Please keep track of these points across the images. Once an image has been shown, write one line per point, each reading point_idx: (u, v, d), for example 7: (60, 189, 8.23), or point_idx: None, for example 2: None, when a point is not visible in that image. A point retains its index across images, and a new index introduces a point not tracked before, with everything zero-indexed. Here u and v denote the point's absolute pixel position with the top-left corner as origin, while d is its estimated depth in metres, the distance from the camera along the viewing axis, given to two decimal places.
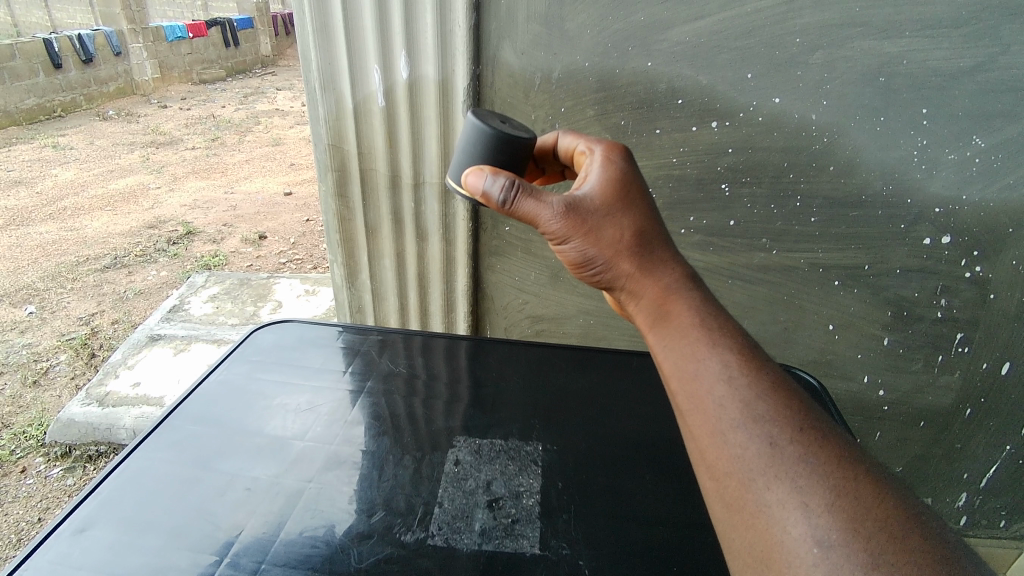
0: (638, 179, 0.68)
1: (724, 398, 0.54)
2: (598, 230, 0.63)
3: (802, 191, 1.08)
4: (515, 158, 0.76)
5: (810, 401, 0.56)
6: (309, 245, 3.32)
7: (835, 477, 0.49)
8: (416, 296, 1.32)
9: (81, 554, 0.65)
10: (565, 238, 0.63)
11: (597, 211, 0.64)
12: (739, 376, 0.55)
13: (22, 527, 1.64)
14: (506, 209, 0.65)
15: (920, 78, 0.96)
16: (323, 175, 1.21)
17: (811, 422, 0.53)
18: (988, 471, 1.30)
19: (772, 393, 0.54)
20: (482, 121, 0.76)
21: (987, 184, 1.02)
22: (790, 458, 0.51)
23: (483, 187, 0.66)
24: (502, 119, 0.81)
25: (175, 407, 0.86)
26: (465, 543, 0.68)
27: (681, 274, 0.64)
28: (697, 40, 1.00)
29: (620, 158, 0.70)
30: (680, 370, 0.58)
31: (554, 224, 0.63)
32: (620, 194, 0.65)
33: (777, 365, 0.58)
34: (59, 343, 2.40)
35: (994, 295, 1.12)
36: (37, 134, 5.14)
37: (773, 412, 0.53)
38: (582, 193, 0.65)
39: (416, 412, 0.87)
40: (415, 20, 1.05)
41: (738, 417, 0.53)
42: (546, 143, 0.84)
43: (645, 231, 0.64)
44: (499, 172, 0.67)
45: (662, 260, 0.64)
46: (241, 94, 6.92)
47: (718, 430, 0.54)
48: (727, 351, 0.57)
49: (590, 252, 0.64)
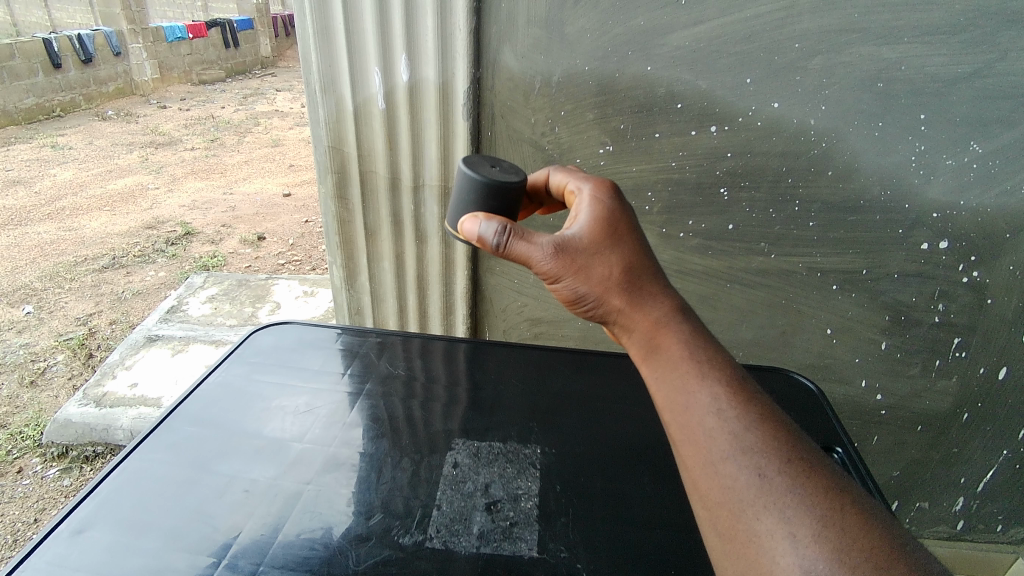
0: (628, 215, 0.67)
1: (714, 430, 0.55)
2: (587, 267, 0.62)
3: (800, 195, 1.08)
4: (506, 202, 0.75)
5: (799, 432, 0.57)
6: (308, 247, 3.31)
7: (822, 508, 0.49)
8: (415, 299, 1.32)
9: (79, 556, 0.65)
10: (556, 277, 0.62)
11: (586, 249, 0.63)
12: (729, 408, 0.56)
13: (19, 528, 1.63)
14: (499, 252, 0.63)
15: (919, 84, 0.96)
16: (323, 177, 1.21)
17: (799, 452, 0.54)
18: (986, 475, 1.30)
19: (761, 423, 0.55)
20: (473, 168, 0.76)
21: (985, 189, 1.02)
22: (778, 488, 0.51)
23: (477, 231, 0.64)
24: (492, 162, 0.81)
25: (174, 408, 0.86)
26: (463, 545, 0.68)
27: (672, 306, 0.63)
28: (697, 44, 1.00)
29: (608, 197, 0.69)
30: (672, 403, 0.58)
31: (546, 264, 0.61)
32: (609, 231, 0.64)
33: (766, 396, 0.58)
34: (57, 343, 2.39)
35: (992, 300, 1.12)
36: (36, 134, 5.13)
37: (761, 443, 0.54)
38: (571, 230, 0.64)
39: (415, 414, 0.87)
40: (415, 22, 1.05)
41: (729, 448, 0.54)
42: (538, 179, 0.82)
43: (636, 266, 0.63)
44: (492, 215, 0.65)
45: (651, 293, 0.63)
46: (241, 94, 6.92)
47: (710, 460, 0.54)
48: (716, 383, 0.57)
49: (581, 290, 0.62)
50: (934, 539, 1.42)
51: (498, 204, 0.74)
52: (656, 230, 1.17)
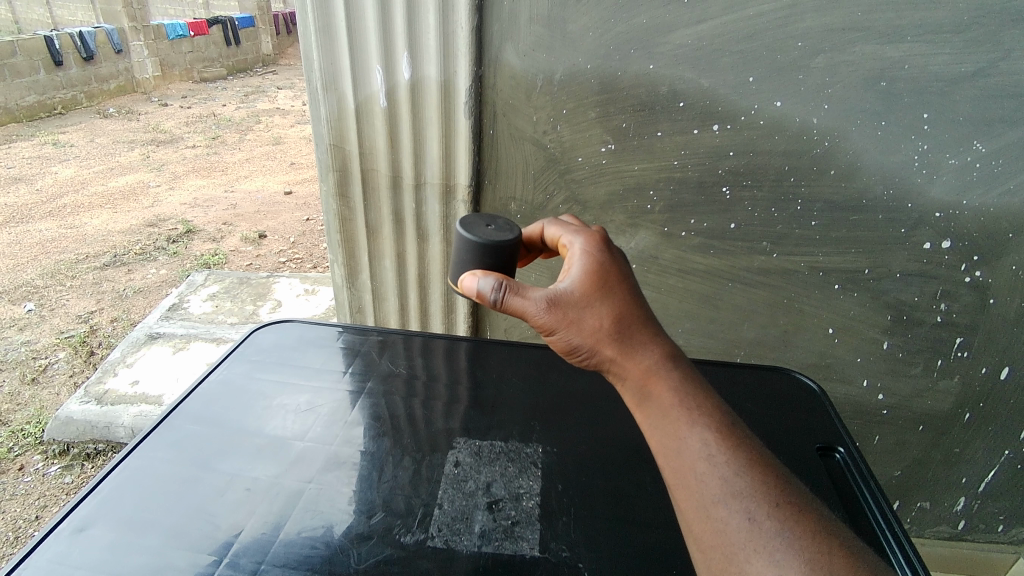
0: (620, 265, 0.66)
1: (706, 475, 0.56)
2: (580, 318, 0.61)
3: (802, 194, 1.08)
4: (505, 262, 0.71)
5: (787, 475, 0.58)
6: (308, 245, 3.31)
7: (809, 551, 0.51)
8: (416, 298, 1.32)
9: (80, 555, 0.65)
10: (550, 330, 0.61)
11: (579, 301, 0.61)
12: (719, 453, 0.57)
13: (20, 524, 1.64)
14: (498, 308, 0.61)
15: (922, 83, 0.96)
16: (324, 175, 1.21)
17: (787, 495, 0.55)
18: (987, 476, 1.30)
19: (749, 468, 0.56)
20: (469, 231, 0.72)
21: (988, 189, 1.02)
22: (767, 532, 0.52)
23: (475, 287, 0.62)
24: (487, 219, 0.76)
25: (175, 407, 0.85)
26: (465, 545, 0.68)
27: (665, 353, 0.63)
28: (699, 43, 1.00)
29: (600, 248, 0.67)
30: (665, 448, 0.59)
31: (540, 317, 0.60)
32: (601, 282, 0.63)
33: (754, 439, 0.60)
34: (59, 340, 2.40)
35: (993, 301, 1.12)
36: (37, 130, 5.13)
37: (751, 487, 0.55)
38: (563, 282, 0.63)
39: (416, 413, 0.87)
40: (417, 20, 1.04)
41: (719, 492, 0.55)
42: (532, 231, 0.78)
43: (629, 315, 0.62)
44: (489, 270, 0.63)
45: (644, 340, 0.62)
46: (242, 92, 6.91)
47: (702, 504, 0.55)
48: (707, 428, 0.58)
49: (574, 340, 0.62)
50: (934, 539, 1.42)
51: (497, 262, 0.71)
52: (658, 228, 1.17)
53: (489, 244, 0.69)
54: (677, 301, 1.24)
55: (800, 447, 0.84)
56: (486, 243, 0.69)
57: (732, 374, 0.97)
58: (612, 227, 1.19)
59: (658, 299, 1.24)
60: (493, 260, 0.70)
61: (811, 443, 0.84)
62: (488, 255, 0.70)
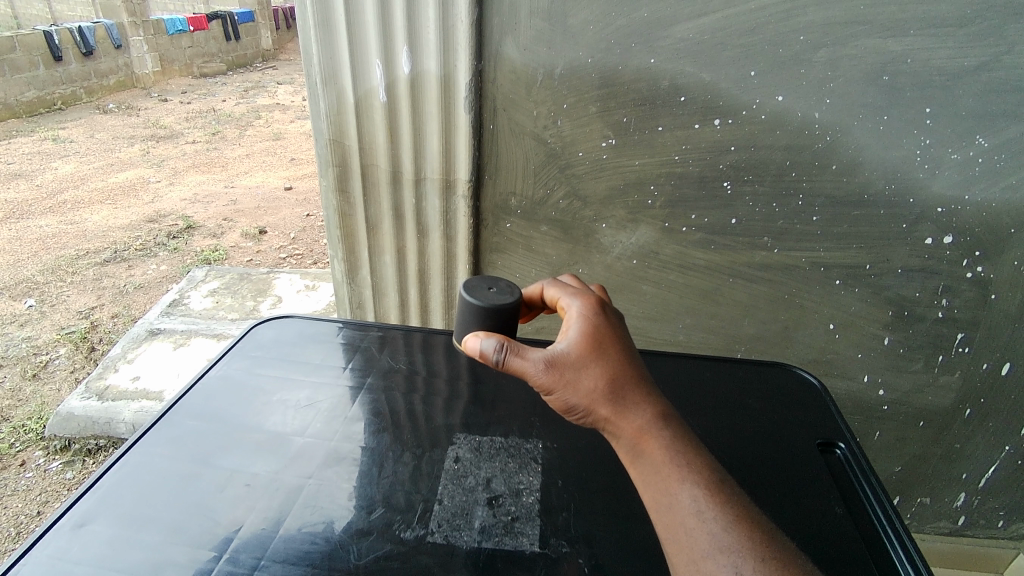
0: (615, 328, 0.67)
1: (695, 530, 0.56)
2: (576, 379, 0.62)
3: (804, 189, 1.08)
4: (508, 325, 0.71)
5: (775, 530, 0.58)
6: (308, 240, 3.29)
7: None
8: (416, 293, 1.31)
9: (79, 549, 0.65)
10: (548, 390, 0.62)
11: (575, 362, 0.62)
12: (709, 509, 0.57)
13: (22, 520, 1.65)
14: (500, 367, 0.62)
15: (925, 77, 0.95)
16: (324, 171, 1.21)
17: (776, 549, 0.55)
18: (987, 471, 1.30)
19: (737, 523, 0.56)
20: (471, 295, 0.71)
21: (991, 183, 1.01)
22: None
23: (478, 347, 0.63)
24: (488, 281, 0.75)
25: (175, 403, 0.85)
26: (465, 540, 0.68)
27: (657, 412, 0.63)
28: (700, 37, 0.99)
29: (597, 312, 0.68)
30: (658, 504, 0.59)
31: (539, 377, 0.62)
32: (597, 344, 0.64)
33: (744, 494, 0.60)
34: (60, 336, 2.40)
35: (995, 296, 1.12)
36: (36, 126, 5.12)
37: (738, 542, 0.55)
38: (561, 343, 0.64)
39: (416, 409, 0.87)
40: (417, 14, 1.04)
41: (708, 547, 0.55)
42: (531, 293, 0.76)
43: (622, 375, 0.63)
44: (491, 332, 0.65)
45: (637, 399, 0.63)
46: (242, 87, 6.90)
47: (693, 558, 0.55)
48: (696, 485, 0.58)
49: (570, 400, 0.62)
50: (934, 534, 1.42)
51: (498, 324, 0.70)
52: (658, 224, 1.16)
53: (490, 308, 0.69)
54: (677, 297, 1.24)
55: (800, 443, 0.83)
56: (486, 307, 0.69)
57: (733, 370, 0.96)
58: (612, 223, 1.18)
59: (658, 295, 1.24)
60: (497, 322, 0.70)
61: (812, 438, 0.84)
62: (489, 317, 0.70)
